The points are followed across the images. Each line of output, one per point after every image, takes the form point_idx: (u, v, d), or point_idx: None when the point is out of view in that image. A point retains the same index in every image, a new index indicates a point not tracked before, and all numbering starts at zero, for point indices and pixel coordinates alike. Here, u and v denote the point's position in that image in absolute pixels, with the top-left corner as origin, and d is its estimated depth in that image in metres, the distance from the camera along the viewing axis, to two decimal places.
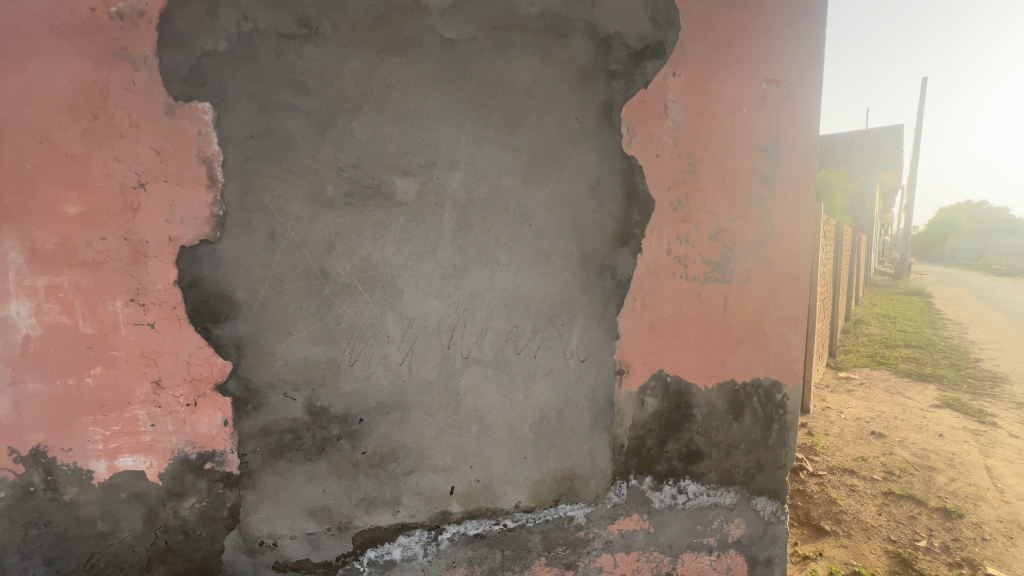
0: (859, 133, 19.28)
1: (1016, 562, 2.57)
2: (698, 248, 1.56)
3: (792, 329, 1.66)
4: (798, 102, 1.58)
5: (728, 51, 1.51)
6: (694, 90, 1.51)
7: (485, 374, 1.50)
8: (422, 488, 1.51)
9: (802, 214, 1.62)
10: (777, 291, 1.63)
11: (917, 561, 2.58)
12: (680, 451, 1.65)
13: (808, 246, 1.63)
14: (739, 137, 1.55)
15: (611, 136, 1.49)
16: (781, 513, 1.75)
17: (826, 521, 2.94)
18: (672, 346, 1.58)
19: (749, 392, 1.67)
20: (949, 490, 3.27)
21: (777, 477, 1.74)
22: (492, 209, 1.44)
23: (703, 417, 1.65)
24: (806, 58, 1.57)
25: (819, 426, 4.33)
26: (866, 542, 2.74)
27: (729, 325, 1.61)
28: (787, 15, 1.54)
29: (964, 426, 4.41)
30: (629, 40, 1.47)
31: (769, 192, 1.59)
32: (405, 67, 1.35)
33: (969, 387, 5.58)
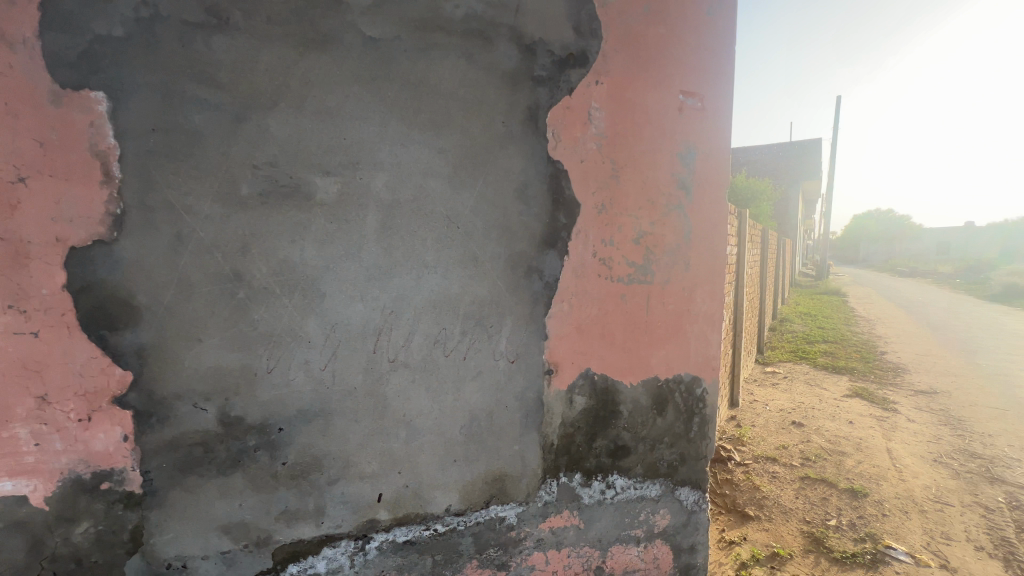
0: (784, 145, 20.87)
1: (910, 533, 2.85)
2: (622, 250, 1.62)
3: (709, 326, 1.76)
4: (711, 114, 1.68)
5: (647, 62, 1.59)
6: (616, 99, 1.57)
7: (412, 378, 1.48)
8: (348, 497, 1.46)
9: (716, 219, 1.73)
10: (695, 291, 1.72)
11: (827, 539, 2.80)
12: (608, 447, 1.71)
13: (721, 248, 1.74)
14: (659, 145, 1.62)
15: (536, 141, 1.52)
16: (702, 502, 1.85)
17: (750, 508, 3.13)
18: (598, 346, 1.64)
19: (671, 387, 1.75)
20: (856, 471, 3.58)
21: (699, 468, 1.84)
22: (418, 211, 1.43)
23: (629, 412, 1.71)
24: (717, 72, 1.68)
25: (747, 418, 4.62)
26: (784, 525, 2.94)
27: (652, 324, 1.68)
28: (700, 31, 1.64)
29: (871, 413, 4.86)
30: (553, 47, 1.51)
31: (687, 197, 1.68)
32: (324, 63, 1.31)
33: (877, 377, 6.14)
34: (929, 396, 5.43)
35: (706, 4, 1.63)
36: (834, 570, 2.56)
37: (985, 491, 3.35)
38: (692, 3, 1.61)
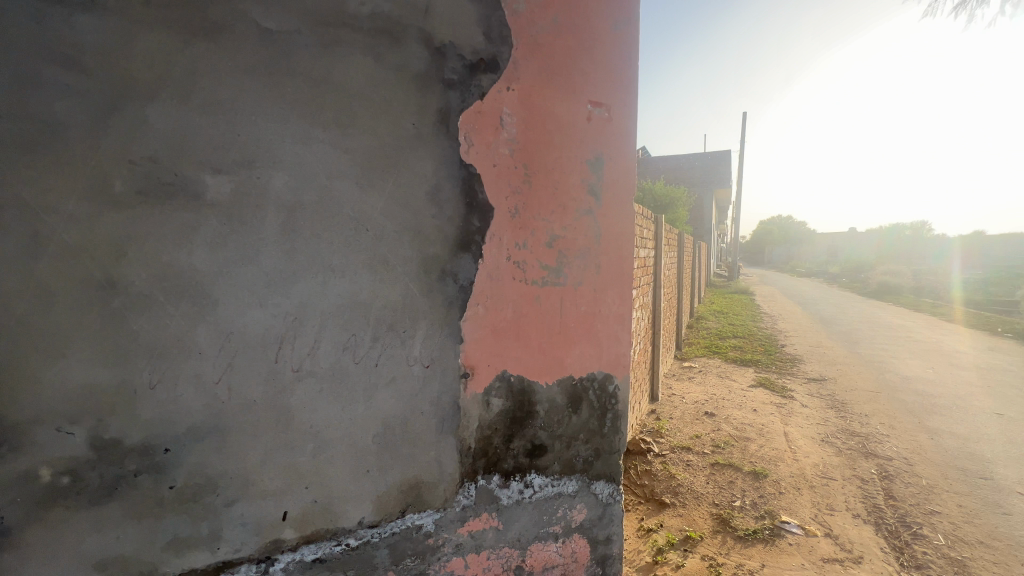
0: (699, 156, 22.52)
1: (801, 508, 3.17)
2: (535, 253, 1.66)
3: (619, 326, 1.85)
4: (617, 124, 1.77)
5: (557, 71, 1.64)
6: (527, 105, 1.60)
7: (320, 388, 1.41)
8: (248, 518, 1.36)
9: (623, 224, 1.82)
10: (606, 292, 1.80)
11: (733, 518, 3.04)
12: (525, 446, 1.74)
13: (628, 251, 1.84)
14: (569, 152, 1.68)
15: (448, 144, 1.52)
16: (616, 494, 1.94)
17: (666, 495, 3.33)
18: (514, 348, 1.66)
19: (585, 385, 1.82)
20: (758, 454, 3.93)
21: (612, 461, 1.93)
22: (323, 212, 1.37)
23: (545, 412, 1.76)
24: (622, 85, 1.77)
25: (666, 411, 4.91)
26: (696, 510, 3.16)
27: (566, 327, 1.74)
28: (606, 45, 1.72)
29: (771, 400, 5.36)
30: (463, 52, 1.52)
31: (596, 203, 1.76)
32: (214, 53, 1.22)
33: (777, 368, 6.78)
34: (819, 382, 6.08)
35: (611, 20, 1.72)
36: (737, 547, 2.78)
37: (861, 464, 3.80)
38: (598, 18, 1.69)
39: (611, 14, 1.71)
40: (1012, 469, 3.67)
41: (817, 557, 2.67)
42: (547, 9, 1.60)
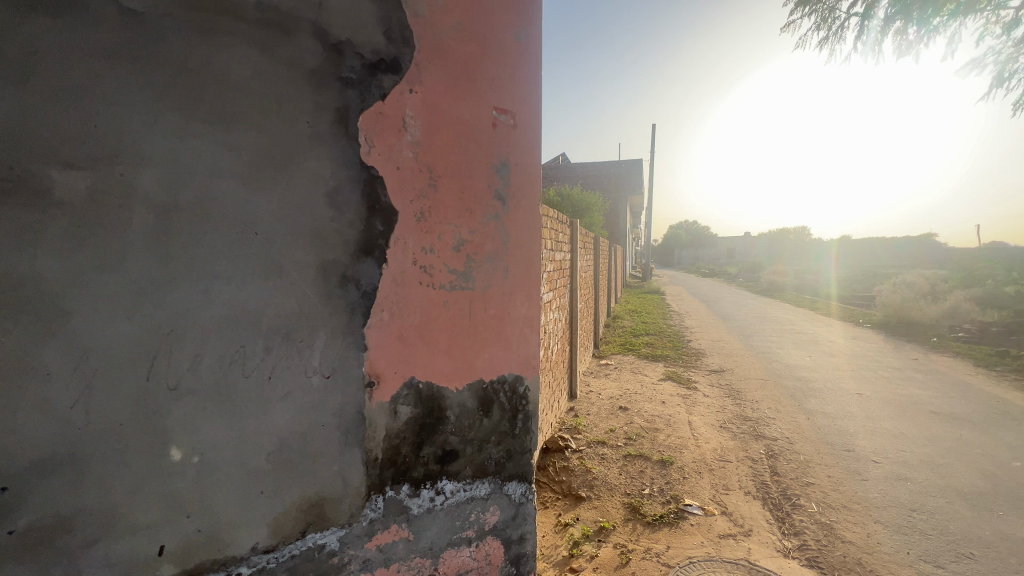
0: (613, 164, 23.77)
1: (702, 490, 3.44)
2: (442, 258, 1.65)
3: (527, 328, 1.90)
4: (522, 131, 1.82)
5: (461, 75, 1.65)
6: (431, 108, 1.59)
7: (203, 406, 1.29)
8: (115, 558, 1.21)
9: (529, 229, 1.87)
10: (514, 295, 1.84)
11: (643, 506, 3.23)
12: (436, 453, 1.73)
13: (535, 255, 1.90)
14: (476, 157, 1.70)
15: (346, 145, 1.46)
16: (528, 493, 1.98)
17: (582, 490, 3.46)
18: (422, 354, 1.64)
19: (496, 388, 1.84)
20: (665, 443, 4.21)
21: (523, 461, 1.97)
22: (203, 214, 1.26)
23: (456, 417, 1.75)
24: (525, 94, 1.82)
25: (583, 407, 5.11)
26: (609, 501, 3.31)
27: (476, 331, 1.74)
28: (509, 53, 1.76)
29: (678, 392, 5.78)
30: (362, 50, 1.47)
31: (503, 207, 1.78)
32: (61, 32, 1.08)
33: (683, 361, 7.34)
34: (718, 373, 6.66)
35: (515, 30, 1.77)
36: (646, 532, 2.96)
37: (752, 446, 4.21)
38: (502, 27, 1.72)
39: (513, 24, 1.76)
40: (869, 441, 4.27)
41: (715, 535, 2.91)
42: (450, 13, 1.60)
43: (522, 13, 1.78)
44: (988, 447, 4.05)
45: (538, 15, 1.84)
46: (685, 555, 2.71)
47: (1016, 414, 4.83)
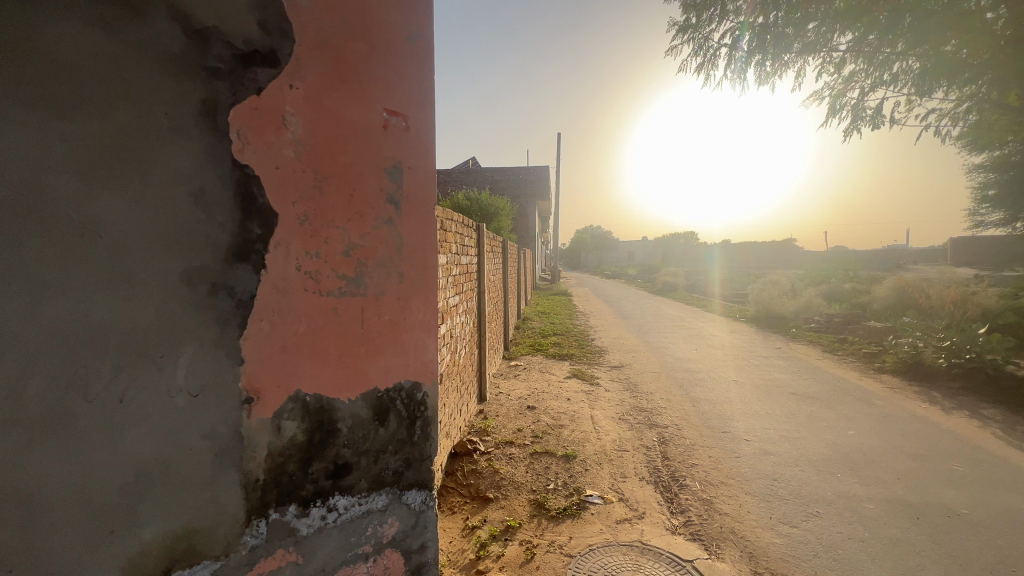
0: (521, 169, 24.31)
1: (602, 480, 3.65)
2: (330, 263, 1.58)
3: (424, 333, 1.87)
4: (415, 134, 1.79)
5: (348, 74, 1.59)
6: (315, 106, 1.52)
7: (30, 437, 1.13)
8: None
9: (424, 234, 1.86)
10: (410, 300, 1.81)
11: (547, 501, 3.35)
12: (327, 468, 1.65)
13: (430, 259, 1.88)
14: (365, 159, 1.64)
15: (215, 142, 1.35)
16: (429, 500, 1.94)
17: (490, 490, 3.50)
18: (310, 365, 1.55)
19: (392, 396, 1.79)
20: (569, 439, 4.41)
21: (424, 469, 1.93)
22: (25, 214, 1.10)
23: (349, 429, 1.68)
24: (419, 97, 1.80)
25: (492, 409, 5.17)
26: (516, 499, 3.39)
27: (369, 339, 1.69)
28: (400, 55, 1.73)
29: (582, 388, 6.07)
30: (233, 40, 1.38)
31: (396, 212, 1.75)
32: None
33: (587, 359, 7.74)
34: (618, 368, 7.12)
35: (405, 31, 1.74)
36: (550, 526, 3.07)
37: (646, 434, 4.55)
38: (392, 27, 1.69)
39: (404, 25, 1.73)
40: (743, 422, 4.82)
41: (613, 521, 3.10)
42: (334, 9, 1.54)
43: (413, 14, 1.76)
44: (831, 420, 4.77)
45: (430, 18, 1.83)
46: (585, 544, 2.85)
47: (852, 390, 5.76)
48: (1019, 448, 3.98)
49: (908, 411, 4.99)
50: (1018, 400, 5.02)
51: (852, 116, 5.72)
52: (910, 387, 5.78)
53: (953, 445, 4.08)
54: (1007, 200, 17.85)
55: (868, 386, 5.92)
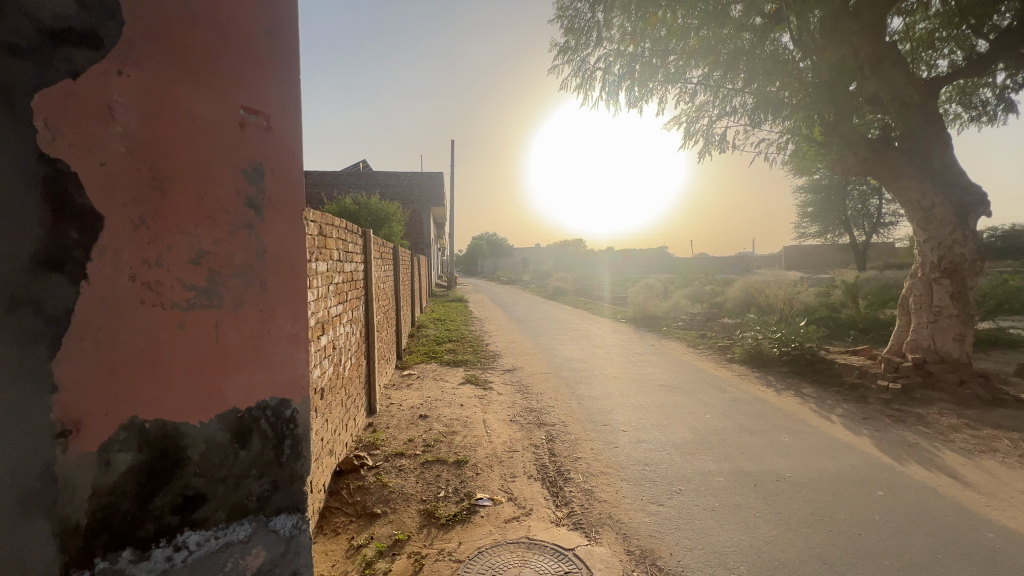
0: (416, 175, 23.85)
1: (492, 482, 3.72)
2: (174, 272, 1.47)
3: (293, 348, 1.76)
4: (280, 134, 1.69)
5: (193, 66, 1.49)
6: (151, 98, 1.42)
7: None
8: None
9: (293, 240, 1.74)
10: (276, 312, 1.69)
11: (437, 509, 3.33)
12: (173, 501, 1.54)
13: (302, 266, 1.77)
14: (217, 158, 1.54)
15: (19, 137, 1.28)
16: (303, 523, 1.82)
17: (378, 506, 3.37)
18: (148, 384, 1.44)
19: (255, 416, 1.68)
20: (460, 444, 4.43)
21: (296, 490, 1.82)
22: None
23: (200, 456, 1.58)
24: (284, 94, 1.70)
25: (382, 421, 5.00)
26: (405, 511, 3.31)
27: (224, 355, 1.57)
28: (260, 48, 1.63)
29: (475, 393, 6.15)
30: (39, 15, 1.32)
31: (258, 216, 1.64)
32: None
33: (481, 363, 7.86)
34: (511, 371, 7.34)
35: (265, 24, 1.64)
36: (440, 534, 3.05)
37: (535, 433, 4.75)
38: (247, 18, 1.59)
39: (263, 18, 1.63)
40: (620, 414, 5.26)
41: (501, 521, 3.18)
42: None
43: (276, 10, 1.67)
44: (692, 406, 5.42)
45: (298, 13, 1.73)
46: (474, 547, 2.88)
47: (710, 379, 6.58)
48: (827, 417, 4.90)
49: (750, 393, 5.85)
50: (829, 378, 6.14)
51: (703, 140, 6.61)
52: (753, 373, 6.78)
53: (782, 419, 4.87)
54: (822, 216, 21.82)
55: (721, 374, 6.83)
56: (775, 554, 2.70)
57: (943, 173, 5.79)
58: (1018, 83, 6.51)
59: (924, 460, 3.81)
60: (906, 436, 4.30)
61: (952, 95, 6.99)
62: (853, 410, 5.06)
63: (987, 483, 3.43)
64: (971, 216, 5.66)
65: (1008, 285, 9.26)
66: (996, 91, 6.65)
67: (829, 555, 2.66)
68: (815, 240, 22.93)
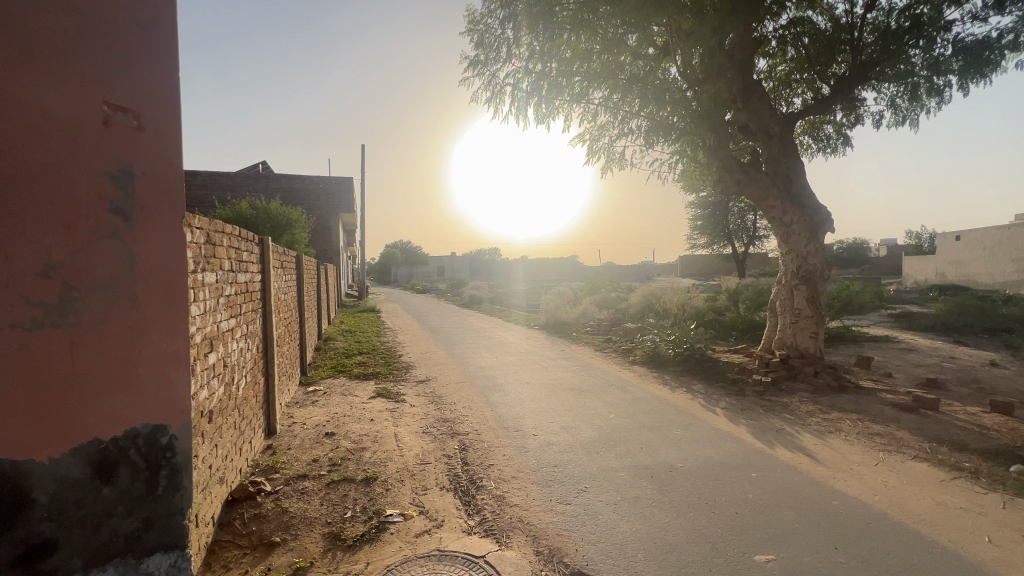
0: (323, 179, 22.58)
1: (402, 497, 3.64)
2: (23, 284, 1.83)
3: (166, 357, 2.19)
4: (148, 131, 2.15)
5: (60, 73, 1.92)
6: (9, 116, 1.82)
7: None
8: None
9: (159, 247, 2.17)
10: (147, 323, 2.12)
11: (343, 531, 3.18)
12: (14, 552, 1.87)
13: (173, 266, 2.23)
14: (78, 170, 1.95)
15: None
16: (179, 562, 2.26)
17: (276, 534, 3.13)
18: (7, 366, 1.80)
19: (125, 444, 2.09)
20: (370, 461, 4.28)
21: (174, 524, 2.27)
22: None
23: (54, 496, 1.95)
24: (153, 100, 2.17)
25: (284, 442, 4.66)
26: (307, 537, 3.12)
27: (91, 324, 1.97)
28: (129, 58, 2.10)
29: (386, 406, 5.96)
30: None
31: (126, 225, 2.06)
32: None
33: (393, 376, 7.64)
34: (424, 382, 7.21)
35: (136, 28, 2.12)
36: (346, 556, 2.92)
37: (448, 444, 4.73)
38: (116, 23, 2.06)
39: (134, 25, 2.12)
40: (531, 419, 5.40)
41: (412, 536, 3.11)
42: (42, 12, 1.89)
43: (152, 19, 2.17)
44: (599, 407, 5.73)
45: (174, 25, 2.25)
46: (382, 566, 2.79)
47: (615, 381, 7.00)
48: (713, 410, 5.46)
49: (649, 392, 6.33)
50: (715, 375, 6.84)
51: (605, 157, 7.09)
52: (651, 373, 7.34)
53: (676, 415, 5.34)
54: (709, 229, 24.28)
55: (625, 375, 7.31)
56: (666, 538, 2.95)
57: (796, 195, 6.78)
58: (851, 121, 7.81)
59: (786, 443, 4.41)
60: (773, 423, 4.93)
61: (804, 129, 8.21)
62: (734, 402, 5.69)
63: (832, 458, 4.06)
64: (819, 232, 6.68)
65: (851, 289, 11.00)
66: (836, 127, 7.92)
67: (712, 535, 2.96)
68: (705, 250, 25.37)
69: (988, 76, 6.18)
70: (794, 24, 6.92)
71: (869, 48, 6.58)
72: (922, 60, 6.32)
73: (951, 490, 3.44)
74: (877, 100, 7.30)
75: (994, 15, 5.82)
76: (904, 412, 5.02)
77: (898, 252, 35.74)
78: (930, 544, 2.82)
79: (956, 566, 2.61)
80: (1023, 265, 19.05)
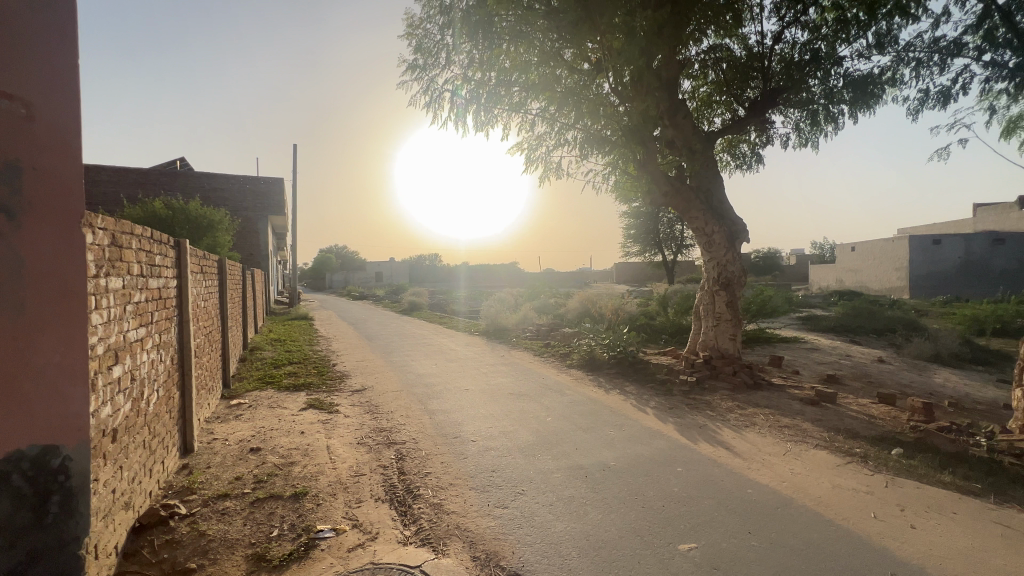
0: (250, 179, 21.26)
1: (335, 511, 3.50)
2: None
3: (57, 369, 2.03)
4: (41, 124, 2.01)
5: None
6: None
7: None
8: None
9: (51, 249, 2.02)
10: (38, 331, 1.97)
11: (269, 550, 3.01)
12: None
13: (70, 270, 2.09)
14: None
15: None
16: None
17: (193, 560, 2.90)
18: None
19: (10, 465, 1.90)
20: (299, 475, 4.08)
21: (65, 554, 2.08)
22: None
23: None
24: (48, 92, 2.04)
25: (202, 461, 4.32)
26: (228, 560, 2.92)
27: None
28: (20, 44, 1.96)
29: (318, 418, 5.70)
30: None
31: (15, 223, 1.90)
32: None
33: (326, 386, 7.31)
34: (359, 392, 6.98)
35: (31, 13, 1.99)
36: None
37: (384, 454, 4.61)
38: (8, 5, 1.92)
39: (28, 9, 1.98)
40: (470, 425, 5.40)
41: (344, 551, 3.00)
42: None
43: (49, 5, 2.05)
44: (537, 411, 5.82)
45: (74, 14, 2.15)
46: None
47: (553, 385, 7.14)
48: (644, 410, 5.73)
49: (585, 395, 6.54)
50: (646, 377, 7.18)
51: (543, 165, 7.29)
52: (588, 377, 7.58)
53: (610, 416, 5.54)
54: (641, 238, 25.57)
55: (563, 379, 7.49)
56: (599, 535, 3.06)
57: (717, 207, 7.31)
58: (763, 142, 8.56)
59: (709, 438, 4.72)
60: (698, 420, 5.26)
61: (724, 147, 8.89)
62: (663, 402, 6.01)
63: (747, 450, 4.41)
64: (736, 242, 7.25)
65: (765, 294, 12.01)
66: (750, 146, 8.65)
67: (641, 529, 3.12)
68: (638, 258, 26.66)
69: (873, 107, 7.04)
70: (714, 49, 7.54)
71: (776, 76, 7.29)
72: (820, 90, 7.11)
73: (845, 474, 3.86)
74: (784, 124, 8.08)
75: (875, 54, 6.65)
76: (809, 406, 5.55)
77: (805, 261, 39.58)
78: (828, 523, 3.14)
79: (848, 541, 2.93)
80: (904, 273, 21.76)
